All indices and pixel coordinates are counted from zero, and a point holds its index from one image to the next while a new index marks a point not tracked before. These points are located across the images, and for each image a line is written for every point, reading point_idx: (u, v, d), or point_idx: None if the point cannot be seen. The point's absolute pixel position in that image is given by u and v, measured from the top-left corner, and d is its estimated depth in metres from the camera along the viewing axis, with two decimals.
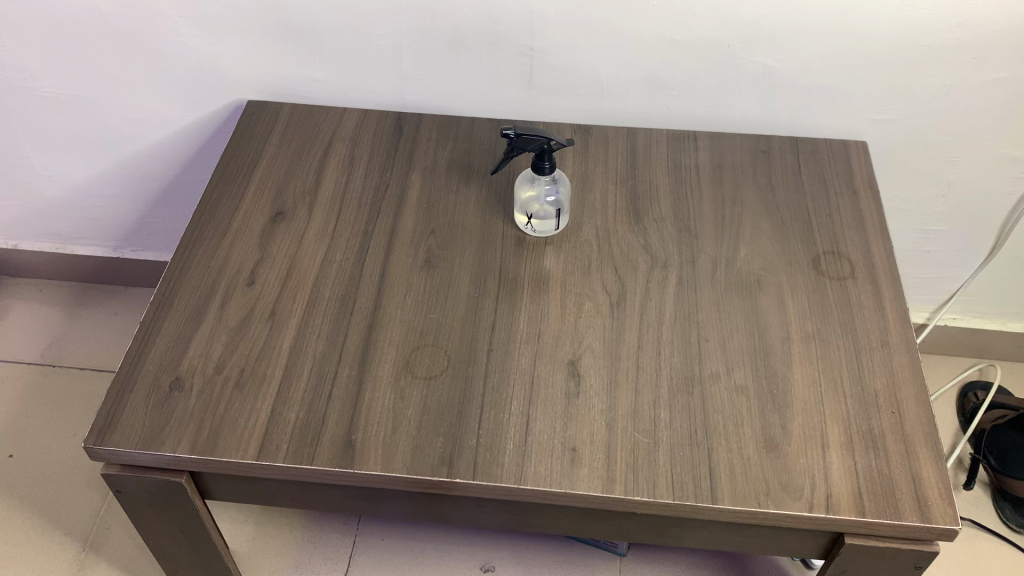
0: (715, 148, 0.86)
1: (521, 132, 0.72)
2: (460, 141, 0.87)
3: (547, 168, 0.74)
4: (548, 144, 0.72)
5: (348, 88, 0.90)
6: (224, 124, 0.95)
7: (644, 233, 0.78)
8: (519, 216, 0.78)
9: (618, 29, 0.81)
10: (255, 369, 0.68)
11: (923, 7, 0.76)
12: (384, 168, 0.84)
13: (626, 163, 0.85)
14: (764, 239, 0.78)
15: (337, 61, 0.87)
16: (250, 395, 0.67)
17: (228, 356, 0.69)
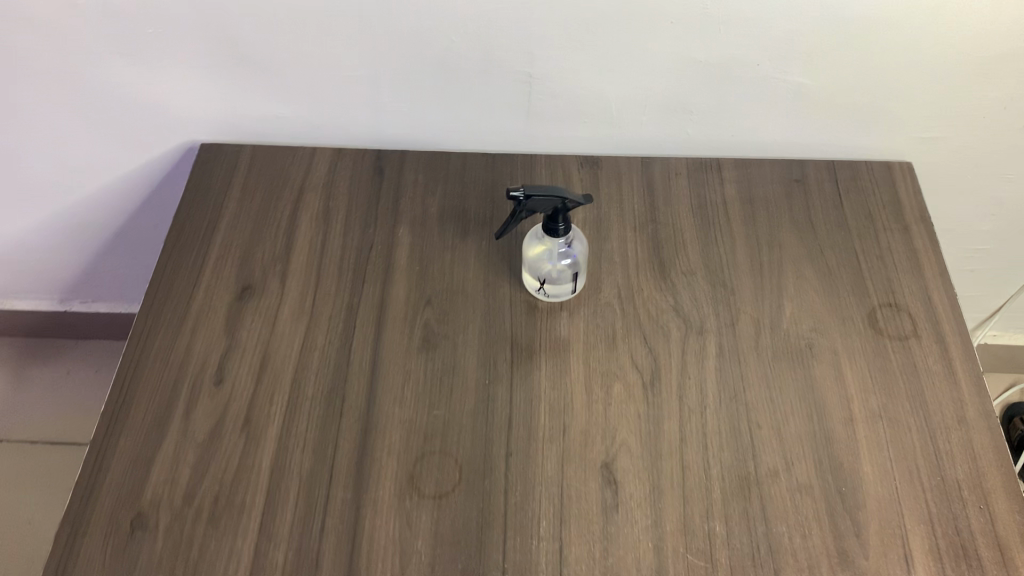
0: (744, 178, 0.75)
1: (531, 195, 0.60)
2: (451, 183, 0.75)
3: (561, 230, 0.63)
4: (561, 203, 0.61)
5: (318, 126, 0.78)
6: (176, 167, 0.83)
7: (674, 291, 0.68)
8: (529, 281, 0.67)
9: (629, 50, 0.69)
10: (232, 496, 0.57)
11: (988, 15, 0.65)
12: (366, 223, 0.72)
13: (644, 202, 0.74)
14: (811, 292, 0.68)
15: (303, 96, 0.75)
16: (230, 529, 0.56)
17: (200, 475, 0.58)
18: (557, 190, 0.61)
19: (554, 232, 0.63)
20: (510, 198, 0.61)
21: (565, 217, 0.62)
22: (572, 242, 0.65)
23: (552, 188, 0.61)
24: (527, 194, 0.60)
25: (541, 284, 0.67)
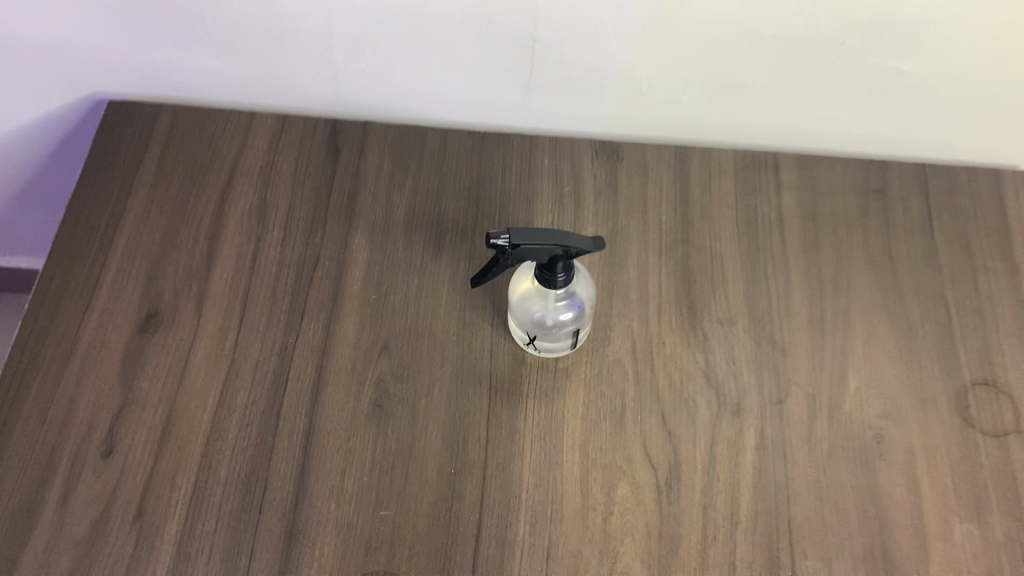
0: (806, 184, 0.58)
1: (521, 245, 0.43)
2: (427, 174, 0.59)
3: (561, 282, 0.47)
4: (563, 251, 0.45)
5: (257, 86, 0.60)
6: (82, 124, 0.66)
7: (705, 348, 0.52)
8: (518, 331, 0.52)
9: (672, 18, 0.50)
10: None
11: None
12: (312, 229, 0.56)
13: (675, 213, 0.57)
14: (882, 360, 0.52)
15: (233, 50, 0.56)
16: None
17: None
18: (558, 236, 0.44)
19: (552, 283, 0.47)
20: (495, 246, 0.44)
21: (566, 266, 0.46)
22: (574, 291, 0.49)
23: (551, 232, 0.44)
24: (517, 243, 0.43)
25: (532, 340, 0.51)
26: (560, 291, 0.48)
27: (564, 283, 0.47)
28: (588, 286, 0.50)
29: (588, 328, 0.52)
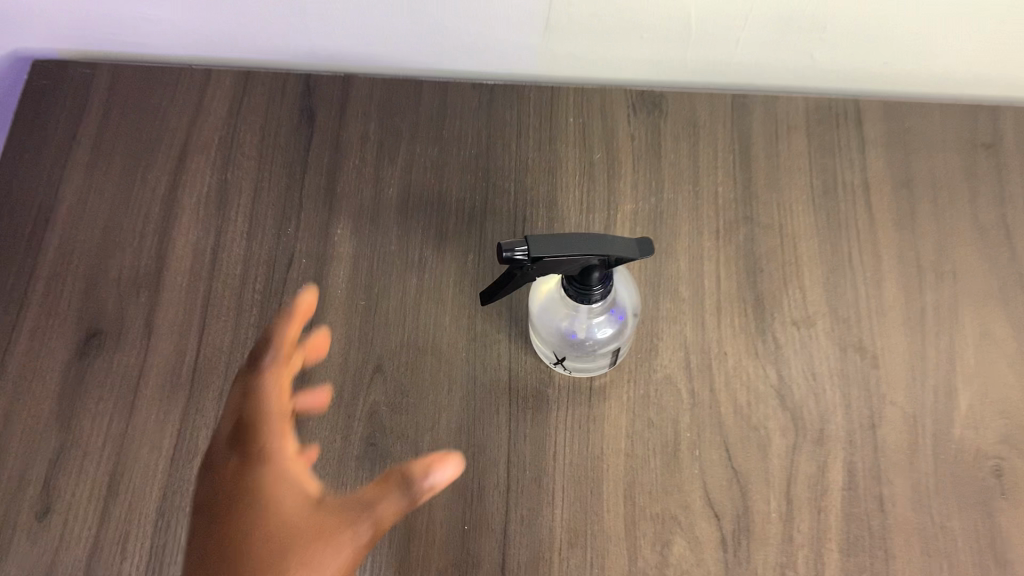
0: (897, 138, 0.47)
1: (547, 258, 0.33)
2: (425, 140, 0.47)
3: (597, 297, 0.36)
4: (602, 260, 0.34)
5: (209, 38, 0.48)
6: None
7: (777, 360, 0.42)
8: (542, 347, 0.42)
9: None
10: (314, 548, 0.33)
11: None
12: (283, 220, 0.45)
13: (734, 182, 0.46)
14: (1000, 367, 0.42)
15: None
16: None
17: (367, 536, 0.34)
18: (595, 240, 0.34)
19: (586, 298, 0.36)
20: (512, 259, 0.33)
21: (605, 277, 0.36)
22: (613, 302, 0.39)
23: (586, 235, 0.34)
24: (543, 254, 0.33)
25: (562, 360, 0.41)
26: (596, 306, 0.37)
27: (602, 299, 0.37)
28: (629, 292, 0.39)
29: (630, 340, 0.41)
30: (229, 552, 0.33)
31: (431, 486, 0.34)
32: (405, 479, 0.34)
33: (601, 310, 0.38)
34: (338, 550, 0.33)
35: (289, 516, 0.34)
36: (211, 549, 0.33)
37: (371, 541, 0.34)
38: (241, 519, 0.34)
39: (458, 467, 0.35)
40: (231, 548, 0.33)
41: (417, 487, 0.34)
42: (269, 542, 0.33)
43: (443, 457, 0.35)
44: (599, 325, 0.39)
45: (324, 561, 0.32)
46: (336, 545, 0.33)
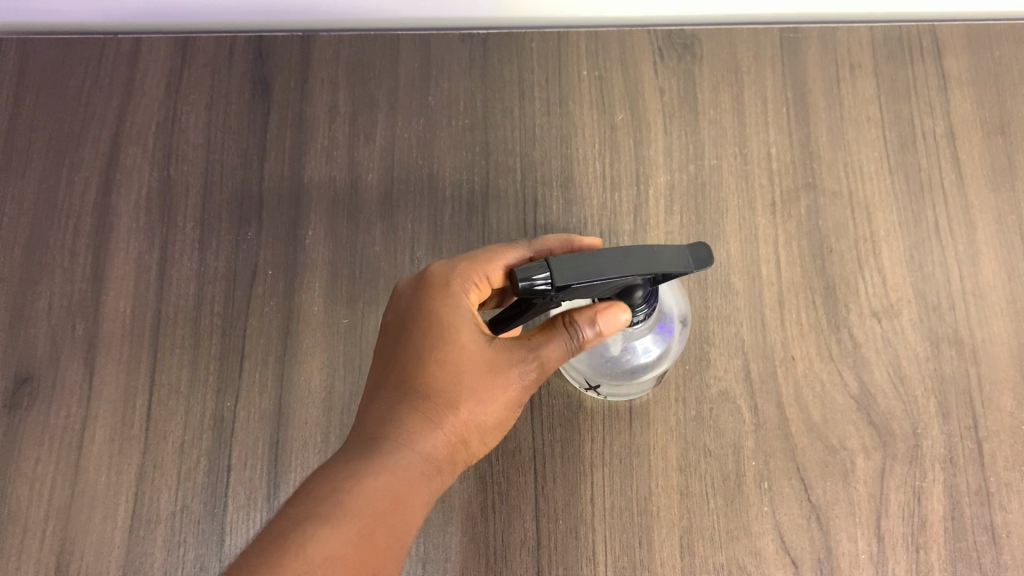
0: (983, 78, 0.38)
1: (577, 285, 0.24)
2: (410, 109, 0.39)
3: (641, 317, 0.28)
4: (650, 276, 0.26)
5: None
6: None
7: (855, 363, 0.34)
8: (571, 369, 0.34)
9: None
10: (494, 383, 0.27)
11: None
12: (242, 222, 0.37)
13: (790, 141, 0.37)
14: None
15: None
16: (417, 479, 0.26)
17: (539, 374, 0.28)
18: (641, 253, 0.25)
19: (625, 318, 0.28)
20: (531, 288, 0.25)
21: (651, 293, 0.27)
22: (659, 317, 0.31)
23: (629, 248, 0.25)
24: (573, 281, 0.24)
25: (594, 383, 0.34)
26: (638, 326, 0.29)
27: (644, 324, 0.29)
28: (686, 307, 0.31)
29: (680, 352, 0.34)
30: (415, 380, 0.27)
31: (599, 335, 0.27)
32: (570, 323, 0.27)
33: (644, 330, 0.30)
34: (510, 384, 0.28)
35: (465, 338, 0.28)
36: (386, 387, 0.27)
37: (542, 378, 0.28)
38: (421, 341, 0.28)
39: (631, 310, 0.27)
40: (415, 372, 0.27)
41: (579, 334, 0.27)
42: (450, 378, 0.27)
43: (607, 302, 0.27)
44: (641, 347, 0.32)
45: (494, 397, 0.27)
46: (508, 380, 0.27)
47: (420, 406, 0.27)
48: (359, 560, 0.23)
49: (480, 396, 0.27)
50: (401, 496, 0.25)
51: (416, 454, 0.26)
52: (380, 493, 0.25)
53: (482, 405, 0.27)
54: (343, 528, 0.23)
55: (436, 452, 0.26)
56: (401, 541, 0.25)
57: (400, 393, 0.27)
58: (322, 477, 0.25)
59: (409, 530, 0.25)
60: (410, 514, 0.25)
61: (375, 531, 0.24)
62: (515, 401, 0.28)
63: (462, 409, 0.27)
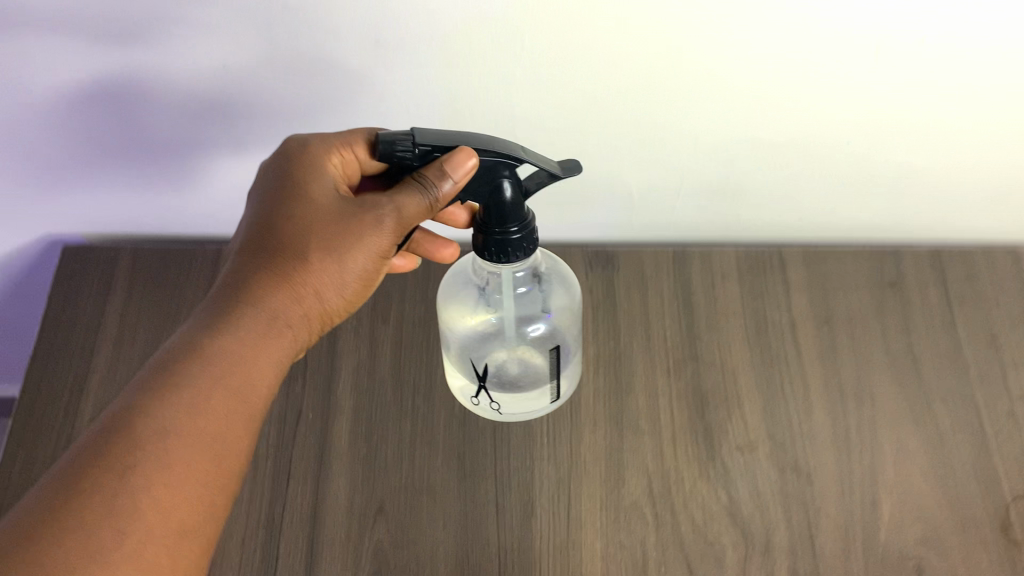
0: (817, 283, 0.55)
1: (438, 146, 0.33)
2: (412, 301, 0.55)
3: (516, 236, 0.37)
4: (507, 166, 0.35)
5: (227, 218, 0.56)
6: (34, 282, 0.62)
7: (726, 483, 0.48)
8: (467, 374, 0.47)
9: (664, 141, 0.47)
10: (345, 246, 0.35)
11: None
12: (290, 377, 0.52)
13: (680, 327, 0.53)
14: (916, 478, 0.48)
15: (194, 189, 0.52)
16: (264, 331, 0.34)
17: (393, 227, 0.35)
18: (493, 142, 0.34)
19: (503, 240, 0.37)
20: (396, 152, 0.34)
21: (519, 203, 0.36)
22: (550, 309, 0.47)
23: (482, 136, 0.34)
24: (426, 143, 0.33)
25: (485, 380, 0.46)
26: (520, 275, 0.43)
27: (525, 279, 0.44)
28: (569, 301, 0.47)
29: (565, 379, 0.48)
30: (272, 247, 0.35)
31: (456, 185, 0.33)
32: (424, 177, 0.34)
33: (538, 302, 0.46)
34: (363, 233, 0.35)
35: (316, 210, 0.35)
36: (253, 250, 0.35)
37: (400, 230, 0.35)
38: (281, 212, 0.35)
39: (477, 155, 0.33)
40: (276, 238, 0.35)
41: (434, 189, 0.33)
42: (302, 239, 0.35)
43: (453, 150, 0.33)
44: (530, 325, 0.47)
45: (344, 248, 0.35)
46: (358, 235, 0.35)
47: (275, 266, 0.34)
48: (210, 419, 0.32)
49: (330, 256, 0.34)
50: (247, 352, 0.34)
51: (263, 315, 0.34)
52: (230, 363, 0.33)
53: (334, 259, 0.35)
54: (189, 393, 0.32)
55: (283, 308, 0.34)
56: (252, 394, 0.34)
57: (262, 253, 0.35)
58: (186, 349, 0.33)
59: (261, 382, 0.34)
60: (260, 367, 0.34)
61: (221, 385, 0.33)
62: (372, 255, 0.35)
63: (313, 265, 0.34)
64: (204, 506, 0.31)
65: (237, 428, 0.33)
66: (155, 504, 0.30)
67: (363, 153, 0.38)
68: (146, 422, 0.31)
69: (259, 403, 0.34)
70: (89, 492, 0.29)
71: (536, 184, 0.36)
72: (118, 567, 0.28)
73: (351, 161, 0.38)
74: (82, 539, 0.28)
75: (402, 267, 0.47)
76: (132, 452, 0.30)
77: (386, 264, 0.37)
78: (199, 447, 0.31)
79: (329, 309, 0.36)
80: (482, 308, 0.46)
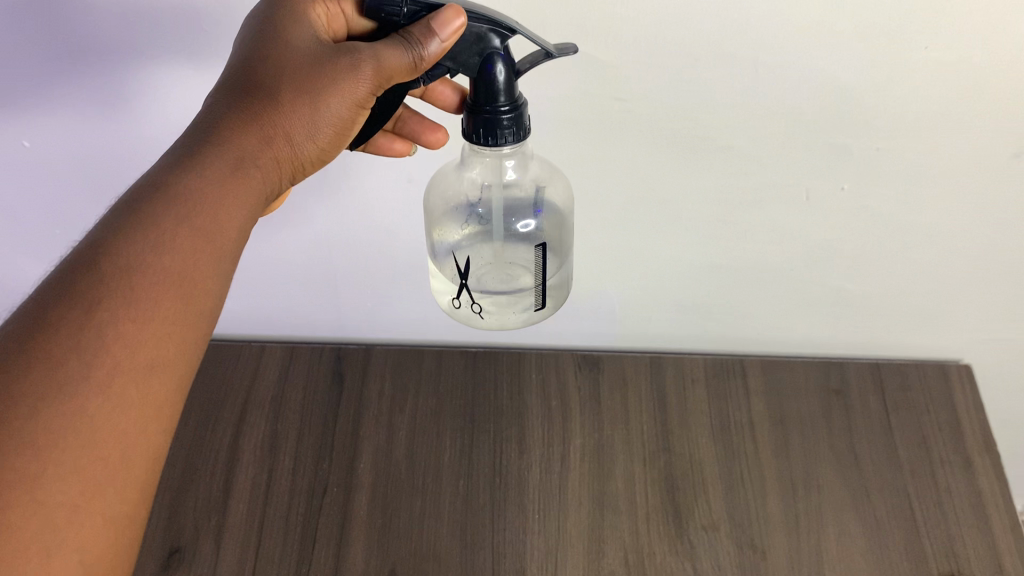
0: (773, 389, 0.64)
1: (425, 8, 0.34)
2: (425, 394, 0.64)
3: (505, 119, 0.36)
4: (498, 36, 0.35)
5: (277, 319, 0.69)
6: None
7: (691, 555, 0.55)
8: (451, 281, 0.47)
9: (638, 264, 0.61)
10: (322, 87, 0.35)
11: None
12: (319, 457, 0.61)
13: (655, 423, 0.62)
14: (857, 556, 0.55)
15: (258, 291, 0.66)
16: (236, 173, 0.35)
17: (371, 76, 0.35)
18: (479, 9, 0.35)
19: (491, 120, 0.36)
20: (383, 7, 0.35)
21: (512, 81, 0.35)
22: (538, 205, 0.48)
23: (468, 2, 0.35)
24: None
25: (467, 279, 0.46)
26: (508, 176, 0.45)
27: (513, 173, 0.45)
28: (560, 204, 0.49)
29: (551, 291, 0.47)
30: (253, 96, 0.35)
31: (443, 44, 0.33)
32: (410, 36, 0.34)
33: (525, 201, 0.47)
34: (340, 81, 0.34)
35: (297, 56, 0.35)
36: (233, 100, 0.35)
37: (377, 84, 0.35)
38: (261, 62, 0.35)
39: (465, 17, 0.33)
40: (258, 91, 0.35)
41: (418, 47, 0.33)
42: (280, 86, 0.35)
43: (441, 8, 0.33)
44: (519, 225, 0.48)
45: (320, 94, 0.35)
46: (335, 82, 0.34)
47: (253, 117, 0.35)
48: (178, 256, 0.32)
49: (305, 99, 0.35)
50: (216, 195, 0.34)
51: (234, 156, 0.35)
52: (193, 224, 0.33)
53: (309, 104, 0.35)
54: (152, 243, 0.32)
55: (256, 152, 0.35)
56: (218, 233, 0.34)
57: (240, 94, 0.35)
58: (147, 200, 0.32)
59: (227, 228, 0.34)
60: (224, 223, 0.34)
61: (189, 227, 0.33)
62: (351, 101, 0.35)
63: (288, 109, 0.35)
64: (170, 351, 0.31)
65: (195, 285, 0.33)
66: (122, 339, 0.30)
67: (350, 10, 0.38)
68: (117, 255, 0.31)
69: (226, 252, 0.34)
70: (58, 327, 0.29)
71: (530, 63, 0.36)
72: (91, 410, 0.28)
73: (337, 15, 0.38)
74: (54, 372, 0.28)
75: (395, 151, 0.47)
76: (103, 288, 0.30)
77: (365, 117, 0.37)
78: (162, 288, 0.31)
79: (302, 158, 0.37)
80: (473, 216, 0.49)
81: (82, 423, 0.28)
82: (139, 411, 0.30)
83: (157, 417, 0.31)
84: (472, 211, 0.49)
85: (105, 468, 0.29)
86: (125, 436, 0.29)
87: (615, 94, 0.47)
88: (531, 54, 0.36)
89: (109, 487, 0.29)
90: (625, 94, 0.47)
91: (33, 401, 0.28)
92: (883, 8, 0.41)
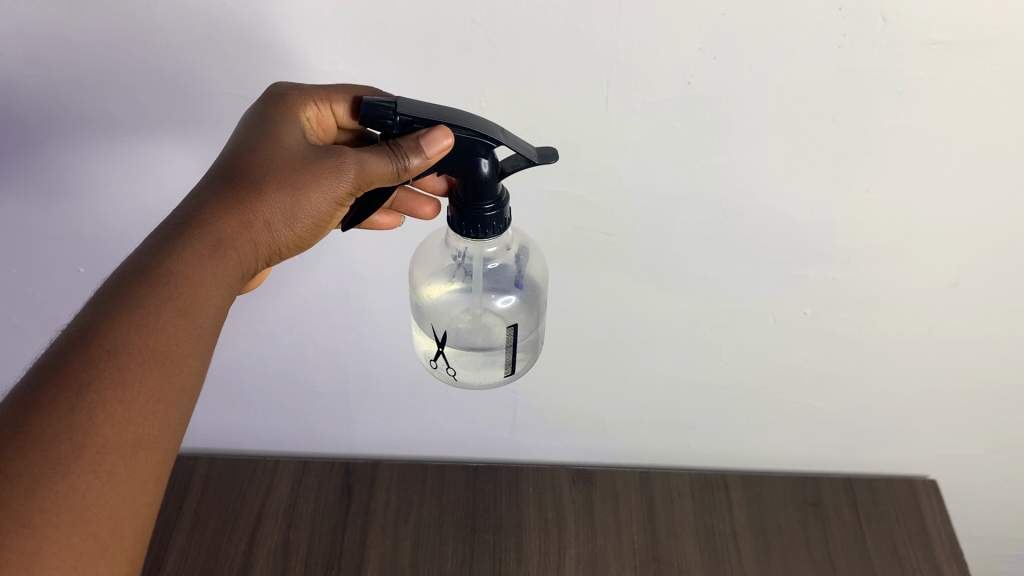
0: (753, 501, 0.68)
1: (414, 117, 0.38)
2: (427, 505, 0.68)
3: (489, 213, 0.40)
4: (484, 145, 0.39)
5: (291, 428, 0.76)
6: None
7: None
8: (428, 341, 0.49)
9: (627, 381, 0.67)
10: (306, 187, 0.41)
11: (1002, 354, 0.60)
12: (328, 565, 0.64)
13: (645, 533, 0.66)
14: None
15: (276, 403, 0.73)
16: (220, 257, 0.40)
17: (352, 177, 0.41)
18: (468, 119, 0.38)
19: (477, 217, 0.40)
20: (379, 117, 0.39)
21: (494, 182, 0.40)
22: (521, 279, 0.50)
23: (456, 111, 0.38)
24: (407, 113, 0.38)
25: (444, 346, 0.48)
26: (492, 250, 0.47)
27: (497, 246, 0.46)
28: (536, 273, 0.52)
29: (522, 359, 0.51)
30: (241, 190, 0.40)
31: (426, 162, 0.39)
32: (399, 150, 0.39)
33: (510, 275, 0.50)
34: (322, 183, 0.41)
35: (281, 155, 0.42)
36: (220, 191, 0.40)
37: (354, 186, 0.41)
38: (249, 159, 0.41)
39: (451, 134, 0.38)
40: (245, 186, 0.40)
41: (406, 158, 0.39)
42: (265, 183, 0.41)
43: (430, 127, 0.38)
44: (498, 296, 0.50)
45: (301, 192, 0.41)
46: (316, 183, 0.41)
47: (237, 208, 0.40)
48: (161, 337, 0.37)
49: (288, 194, 0.41)
50: (201, 277, 0.39)
51: (214, 239, 0.40)
52: (175, 305, 0.37)
53: (292, 201, 0.41)
54: (138, 325, 0.36)
55: (239, 238, 0.40)
56: (199, 313, 0.39)
57: (226, 185, 0.40)
58: (137, 287, 0.37)
59: (207, 308, 0.39)
60: (203, 301, 0.39)
61: (174, 311, 0.37)
62: (331, 197, 0.41)
63: (272, 203, 0.41)
64: (152, 425, 0.35)
65: (177, 362, 0.37)
66: (109, 419, 0.34)
67: (340, 110, 0.45)
68: (109, 340, 0.35)
69: (205, 332, 0.39)
70: (52, 410, 0.32)
71: (513, 167, 0.40)
72: (80, 489, 0.32)
73: (325, 116, 0.45)
74: (46, 453, 0.32)
75: (383, 224, 0.52)
76: (91, 373, 0.34)
77: (343, 211, 0.43)
78: (148, 368, 0.36)
79: (280, 243, 0.43)
80: (454, 282, 0.50)
81: (71, 501, 0.32)
82: (123, 486, 0.34)
83: (141, 493, 0.35)
84: (454, 276, 0.50)
85: (95, 542, 0.32)
86: (110, 512, 0.33)
87: (603, 230, 0.55)
88: (514, 158, 0.41)
89: (97, 559, 0.32)
90: (611, 229, 0.55)
91: (30, 481, 0.31)
92: (828, 162, 0.49)
